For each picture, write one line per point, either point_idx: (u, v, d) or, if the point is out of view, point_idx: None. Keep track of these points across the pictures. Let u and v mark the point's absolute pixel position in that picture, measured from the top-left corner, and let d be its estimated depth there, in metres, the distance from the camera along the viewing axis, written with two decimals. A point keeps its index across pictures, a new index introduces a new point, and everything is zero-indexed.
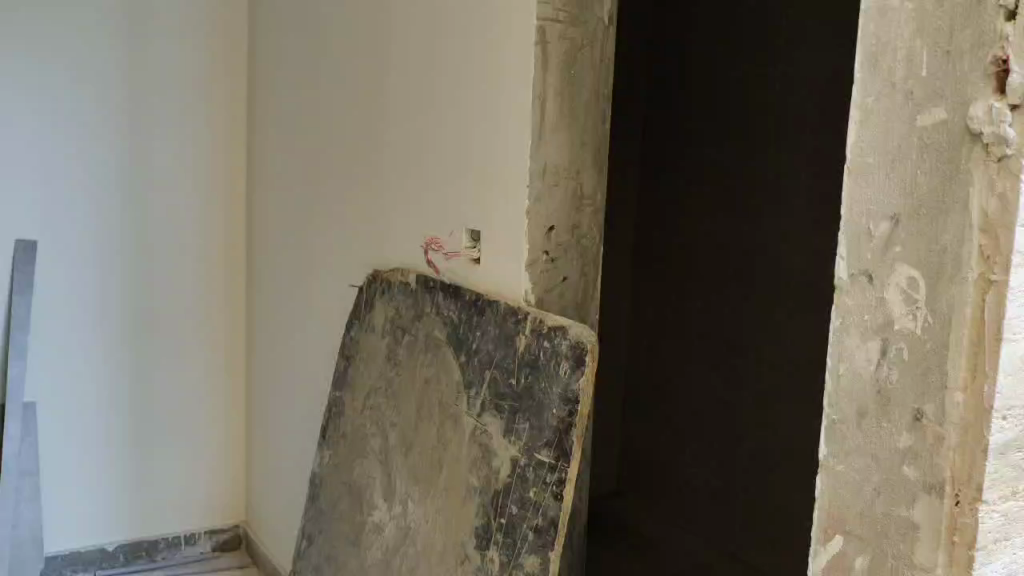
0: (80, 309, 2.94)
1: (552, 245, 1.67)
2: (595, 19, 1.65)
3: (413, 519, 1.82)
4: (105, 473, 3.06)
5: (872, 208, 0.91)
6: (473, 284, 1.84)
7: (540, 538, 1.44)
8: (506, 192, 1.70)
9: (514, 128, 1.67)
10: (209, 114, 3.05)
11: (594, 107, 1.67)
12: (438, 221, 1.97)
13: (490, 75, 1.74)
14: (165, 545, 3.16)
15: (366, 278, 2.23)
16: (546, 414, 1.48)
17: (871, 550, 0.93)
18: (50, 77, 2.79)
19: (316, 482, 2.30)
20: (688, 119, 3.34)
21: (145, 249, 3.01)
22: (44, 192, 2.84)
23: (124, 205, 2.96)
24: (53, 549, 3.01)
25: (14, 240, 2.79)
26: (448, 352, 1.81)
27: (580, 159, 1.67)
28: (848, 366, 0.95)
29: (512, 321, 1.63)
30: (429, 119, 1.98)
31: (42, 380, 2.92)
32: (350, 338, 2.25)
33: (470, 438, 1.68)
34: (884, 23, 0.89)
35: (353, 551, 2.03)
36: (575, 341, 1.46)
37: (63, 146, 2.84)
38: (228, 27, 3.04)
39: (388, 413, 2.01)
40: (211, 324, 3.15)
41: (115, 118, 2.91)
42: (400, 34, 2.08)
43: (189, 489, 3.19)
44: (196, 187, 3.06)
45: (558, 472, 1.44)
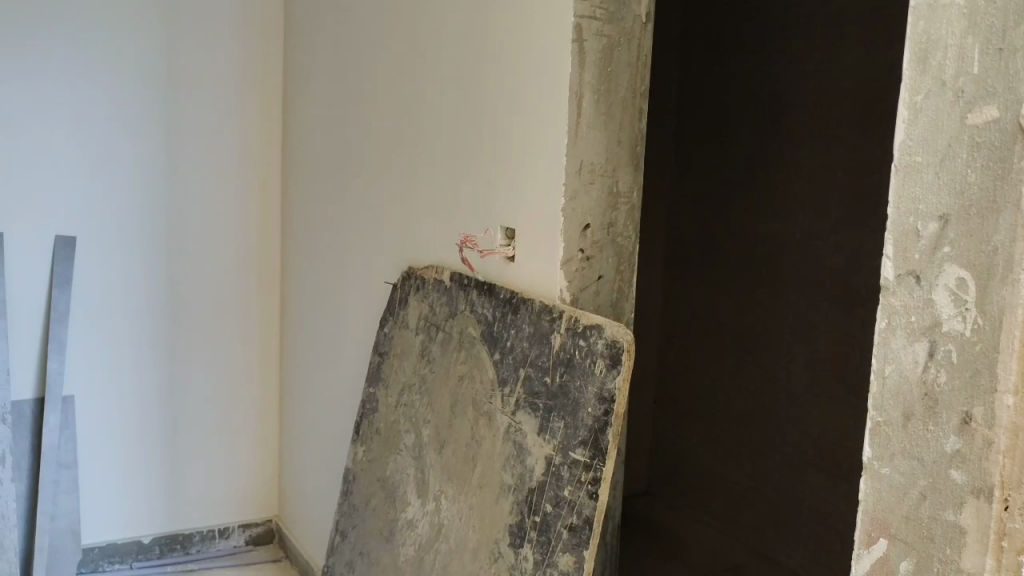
0: (118, 304, 2.97)
1: (587, 243, 1.66)
2: (632, 17, 1.64)
3: (446, 516, 1.83)
4: (140, 467, 3.09)
5: (920, 208, 0.90)
6: (506, 282, 1.84)
7: (575, 537, 1.44)
8: (541, 190, 1.70)
9: (550, 126, 1.66)
10: (245, 111, 3.08)
11: (631, 105, 1.67)
12: (472, 218, 1.97)
13: (526, 73, 1.74)
14: (199, 538, 3.20)
15: (400, 276, 2.24)
16: (582, 413, 1.48)
17: (917, 554, 0.92)
18: (93, 75, 2.83)
19: (349, 477, 2.32)
20: (722, 118, 3.31)
21: (181, 245, 3.04)
22: (84, 188, 2.86)
23: (161, 201, 2.99)
24: (91, 541, 3.04)
25: (54, 236, 2.83)
26: (482, 350, 1.81)
27: (616, 157, 1.66)
28: (895, 367, 0.94)
29: (548, 319, 1.63)
30: (463, 117, 1.98)
31: (80, 374, 2.95)
32: (384, 334, 2.26)
33: (504, 436, 1.69)
34: (935, 21, 0.88)
35: (385, 547, 2.04)
36: (610, 339, 1.45)
37: (102, 142, 2.87)
38: (263, 26, 3.06)
39: (422, 409, 2.02)
40: (245, 320, 3.18)
41: (153, 116, 2.94)
42: (435, 33, 2.09)
43: (222, 483, 3.23)
44: (232, 184, 3.09)
45: (593, 470, 1.43)
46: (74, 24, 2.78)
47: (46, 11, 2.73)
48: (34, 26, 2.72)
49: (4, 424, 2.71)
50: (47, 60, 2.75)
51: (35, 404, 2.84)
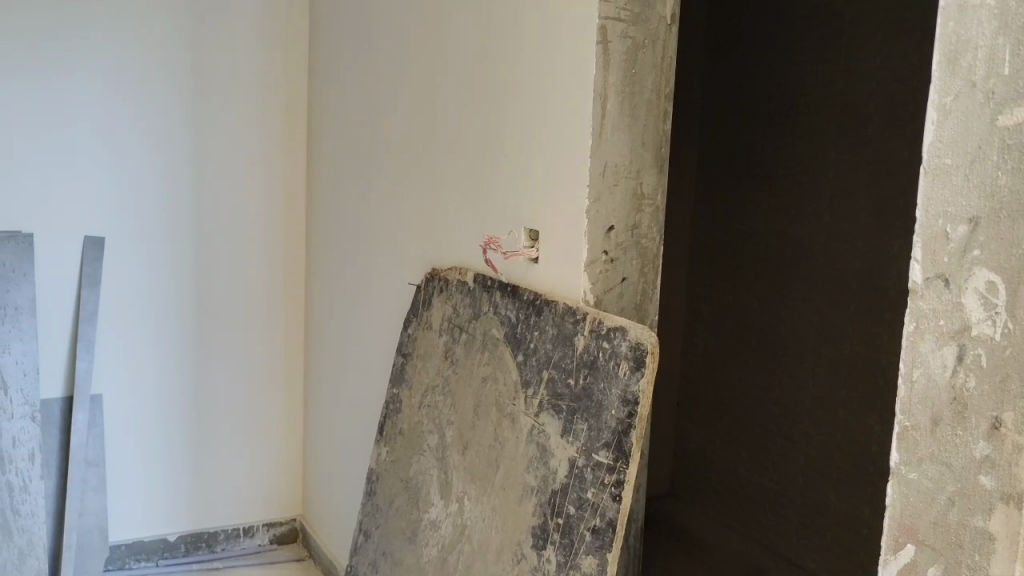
0: (145, 304, 3.00)
1: (611, 245, 1.66)
2: (657, 18, 1.64)
3: (469, 517, 1.83)
4: (167, 465, 3.12)
5: (950, 210, 0.89)
6: (530, 284, 1.84)
7: (598, 539, 1.44)
8: (565, 192, 1.70)
9: (574, 128, 1.66)
10: (270, 113, 3.10)
11: (655, 106, 1.67)
12: (496, 220, 1.97)
13: (551, 75, 1.74)
14: (224, 536, 3.22)
15: (424, 277, 2.25)
16: (605, 415, 1.48)
17: (945, 561, 0.91)
18: (122, 77, 2.86)
19: (372, 477, 2.33)
20: (745, 119, 3.30)
21: (207, 246, 3.07)
22: (113, 189, 2.90)
23: (188, 203, 3.02)
24: (119, 538, 3.07)
25: (83, 237, 2.87)
26: (506, 352, 1.81)
27: (640, 159, 1.66)
28: (922, 372, 0.93)
29: (571, 320, 1.62)
30: (486, 120, 1.99)
31: (107, 373, 2.98)
32: (407, 335, 2.27)
33: (527, 437, 1.69)
34: (964, 21, 0.87)
35: (409, 548, 2.05)
36: (634, 341, 1.45)
37: (130, 144, 2.90)
38: (290, 28, 3.09)
39: (445, 410, 2.02)
40: (270, 320, 3.21)
41: (180, 117, 2.96)
42: (459, 34, 2.09)
43: (247, 482, 3.25)
44: (258, 186, 3.12)
45: (617, 473, 1.43)
46: (102, 26, 2.81)
47: (76, 14, 2.76)
48: (64, 29, 2.76)
49: (33, 423, 2.74)
50: (76, 62, 2.79)
51: (64, 402, 2.87)
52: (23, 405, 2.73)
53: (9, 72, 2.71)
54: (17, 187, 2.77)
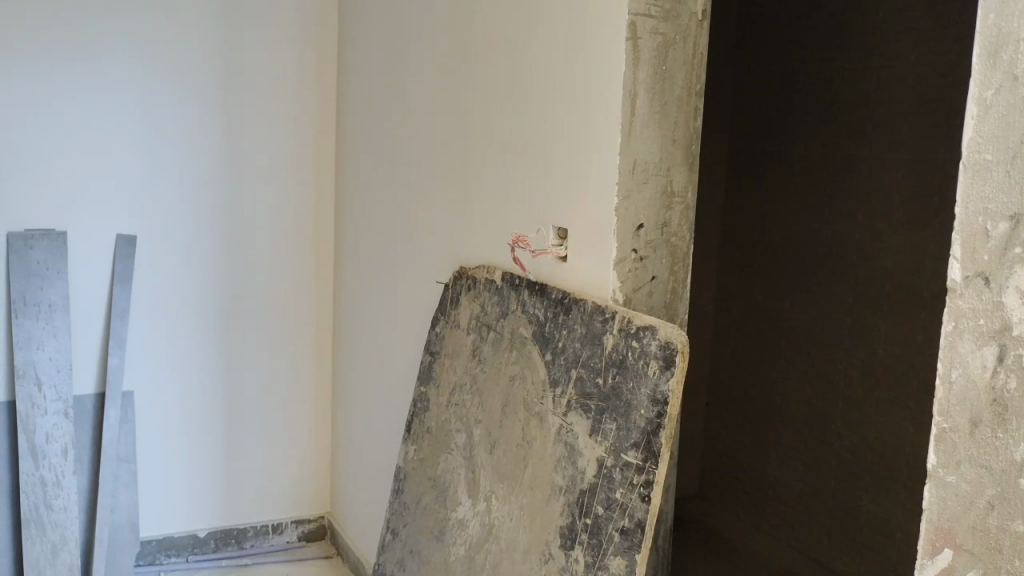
0: (175, 302, 3.02)
1: (641, 244, 1.65)
2: (687, 14, 1.62)
3: (497, 516, 1.82)
4: (196, 461, 3.15)
5: (990, 207, 0.87)
6: (558, 282, 1.83)
7: (627, 540, 1.42)
8: (594, 190, 1.69)
9: (603, 124, 1.65)
10: (300, 112, 3.11)
11: (687, 103, 1.65)
12: (524, 218, 1.96)
13: (580, 73, 1.72)
14: (253, 533, 3.24)
15: (452, 275, 2.24)
16: (634, 414, 1.47)
17: (983, 564, 0.89)
18: (154, 77, 2.88)
19: (400, 475, 2.33)
20: (777, 117, 3.27)
21: (237, 244, 3.09)
22: (145, 188, 2.92)
23: (218, 201, 3.04)
24: (150, 533, 3.10)
25: (115, 235, 2.89)
26: (534, 351, 1.80)
27: (671, 157, 1.65)
28: (961, 372, 0.91)
29: (600, 319, 1.61)
30: (515, 120, 1.98)
31: (139, 370, 3.01)
32: (435, 334, 2.27)
33: (555, 437, 1.67)
34: (1005, 13, 0.84)
35: (436, 547, 2.04)
36: (664, 340, 1.44)
37: (160, 142, 2.92)
38: (319, 28, 3.10)
39: (473, 409, 2.02)
40: (299, 318, 3.22)
41: (211, 116, 2.98)
42: (487, 32, 2.09)
43: (275, 479, 3.27)
44: (287, 185, 3.13)
45: (646, 473, 1.42)
46: (133, 26, 2.83)
47: (108, 14, 2.79)
48: (95, 29, 2.78)
49: (65, 419, 2.78)
50: (108, 61, 2.82)
51: (96, 398, 2.90)
52: (56, 401, 2.77)
53: (42, 71, 2.74)
54: (50, 186, 2.79)
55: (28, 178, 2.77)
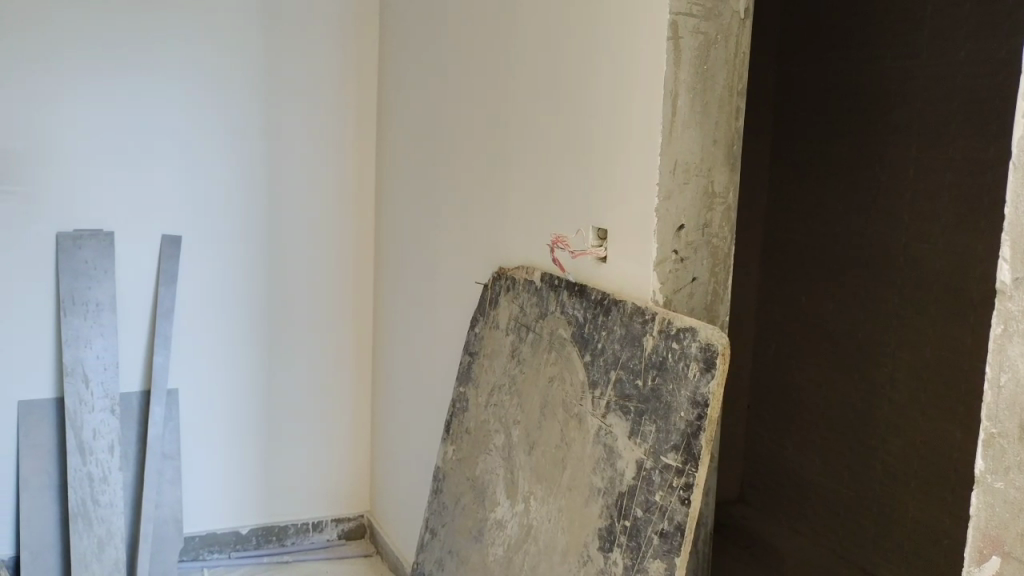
0: (217, 302, 3.07)
1: (681, 244, 1.64)
2: (729, 12, 1.61)
3: (536, 517, 1.82)
4: (238, 459, 3.19)
5: None
6: (598, 283, 1.82)
7: (666, 543, 1.42)
8: (635, 190, 1.68)
9: (643, 125, 1.64)
10: (341, 114, 3.14)
11: (728, 102, 1.64)
12: (564, 219, 1.96)
13: (620, 73, 1.72)
14: (294, 530, 3.27)
15: (491, 276, 2.25)
16: (674, 417, 1.46)
17: None
18: (199, 79, 2.93)
19: (439, 475, 2.34)
20: (821, 117, 3.23)
21: (279, 245, 3.12)
22: (189, 190, 2.97)
23: (261, 203, 3.07)
24: (193, 530, 3.15)
25: (160, 236, 2.94)
26: (574, 352, 1.80)
27: (712, 157, 1.64)
28: (1011, 377, 0.89)
29: (640, 320, 1.60)
30: (554, 121, 1.98)
31: (183, 368, 3.06)
32: (474, 334, 2.27)
33: (594, 438, 1.67)
34: None
35: (475, 547, 2.05)
36: (705, 342, 1.43)
37: (205, 144, 2.97)
38: (360, 29, 3.12)
39: (512, 410, 2.02)
40: (339, 318, 3.25)
41: (254, 118, 3.02)
42: (526, 33, 2.09)
43: (316, 477, 3.31)
44: (328, 186, 3.16)
45: (686, 476, 1.41)
46: (175, 29, 2.88)
47: (150, 17, 2.84)
48: (138, 32, 2.83)
49: (113, 415, 2.84)
50: (150, 63, 2.86)
51: (141, 396, 2.96)
52: (103, 398, 2.83)
53: (86, 74, 2.79)
54: (98, 187, 2.85)
55: (76, 179, 2.82)
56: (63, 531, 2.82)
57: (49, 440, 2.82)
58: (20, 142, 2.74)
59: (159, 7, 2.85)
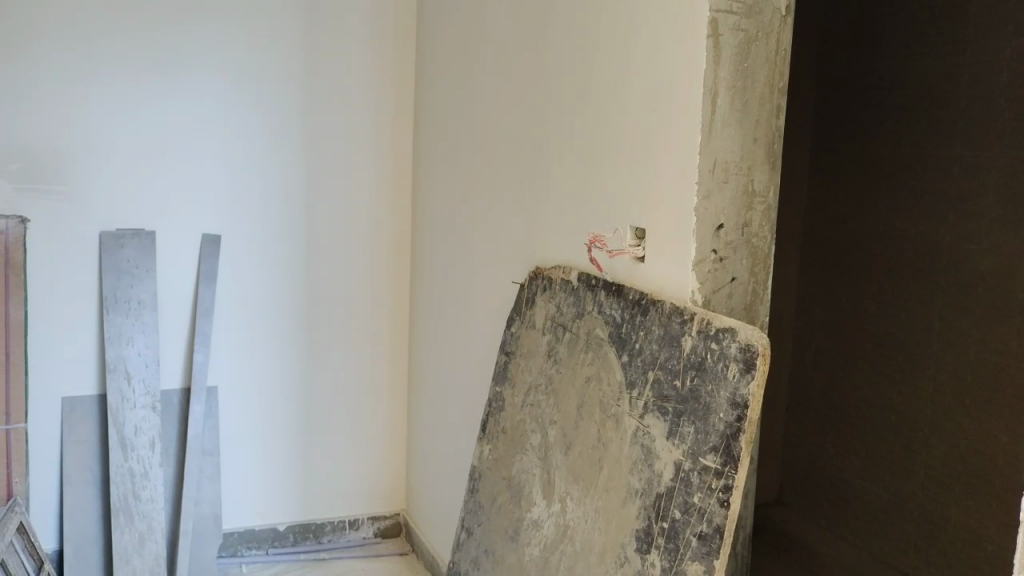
0: (255, 300, 3.09)
1: (721, 244, 1.62)
2: (770, 10, 1.59)
3: (572, 517, 1.82)
4: (275, 456, 3.21)
5: None
6: (635, 283, 1.81)
7: (705, 546, 1.41)
8: (674, 189, 1.66)
9: (682, 123, 1.63)
10: (378, 113, 3.16)
11: (769, 100, 1.62)
12: (601, 218, 1.95)
13: (658, 71, 1.70)
14: (331, 527, 3.30)
15: (527, 276, 2.24)
16: (713, 418, 1.45)
17: None
18: (240, 80, 2.96)
19: (475, 474, 2.34)
20: (863, 115, 3.18)
21: (317, 244, 3.14)
22: (229, 189, 3.00)
23: (298, 202, 3.10)
24: (232, 526, 3.18)
25: (200, 235, 2.98)
26: (611, 353, 1.79)
27: (752, 156, 1.62)
28: None
29: (678, 320, 1.59)
30: (592, 119, 1.97)
31: (222, 366, 3.09)
32: (511, 334, 2.27)
33: (632, 438, 1.66)
34: None
35: (511, 546, 2.05)
36: (744, 343, 1.41)
37: (244, 144, 2.99)
38: (398, 29, 3.14)
39: (549, 410, 2.01)
40: (375, 317, 3.27)
41: (291, 118, 3.04)
42: (563, 31, 2.09)
43: (352, 475, 3.33)
44: (365, 186, 3.18)
45: (725, 478, 1.40)
46: (215, 31, 2.91)
47: (189, 19, 2.87)
48: (177, 34, 2.87)
49: (153, 413, 2.87)
50: (189, 64, 2.89)
51: (181, 393, 3.00)
52: (144, 395, 2.86)
53: (127, 76, 2.83)
54: (140, 187, 2.89)
55: (119, 180, 2.86)
56: (105, 526, 2.86)
57: (91, 436, 2.87)
58: (65, 143, 2.78)
59: (198, 9, 2.88)
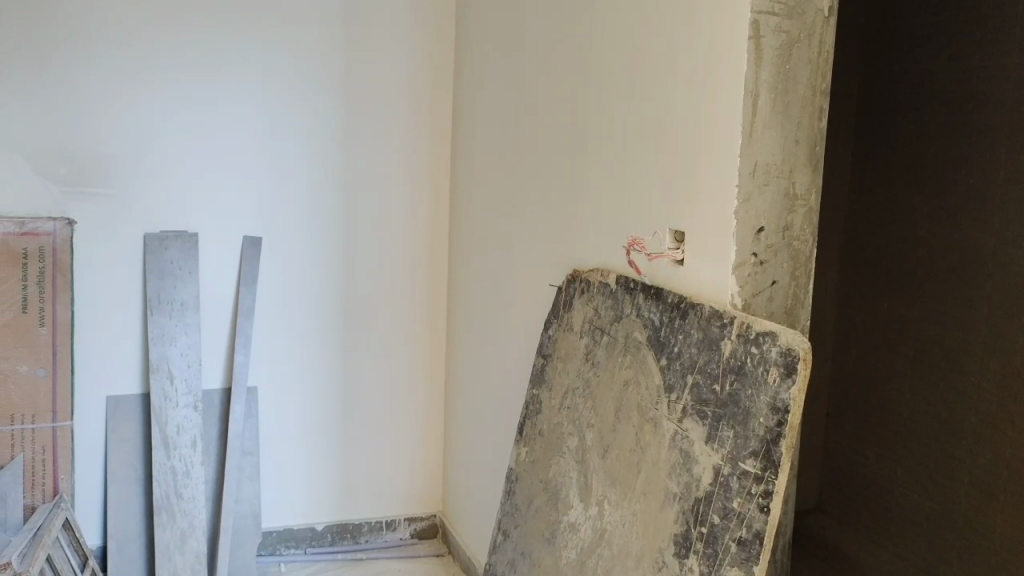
0: (295, 302, 3.13)
1: (761, 247, 1.61)
2: (813, 11, 1.58)
3: (610, 521, 1.81)
4: (312, 456, 3.24)
5: None
6: (674, 286, 1.80)
7: (744, 551, 1.40)
8: (713, 192, 1.65)
9: (722, 125, 1.62)
10: (417, 116, 3.18)
11: (811, 102, 1.60)
12: (640, 221, 1.94)
13: (699, 73, 1.70)
14: (368, 528, 3.32)
15: (565, 278, 2.24)
16: (752, 422, 1.44)
17: None
18: (282, 84, 3.00)
19: (512, 476, 2.34)
20: (906, 117, 3.14)
21: (355, 246, 3.17)
22: (270, 191, 3.03)
23: (337, 205, 3.13)
24: (271, 525, 3.22)
25: (242, 237, 3.02)
26: (649, 356, 1.78)
27: (793, 158, 1.61)
28: None
29: (717, 324, 1.58)
30: (631, 120, 1.97)
31: (262, 366, 3.12)
32: (548, 337, 2.27)
33: (670, 442, 1.65)
34: None
35: (548, 549, 2.04)
36: (785, 347, 1.40)
37: (285, 147, 3.03)
38: (436, 32, 3.16)
39: (586, 412, 2.01)
40: (414, 319, 3.29)
41: (331, 121, 3.08)
42: (603, 33, 2.09)
43: (390, 476, 3.35)
44: (403, 188, 3.20)
45: (765, 483, 1.39)
46: (245, 32, 2.94)
47: (195, 20, 2.87)
48: (193, 36, 2.88)
49: (195, 412, 2.92)
50: (229, 69, 2.93)
51: (222, 393, 3.04)
52: (187, 394, 2.91)
53: (172, 80, 2.88)
54: (184, 190, 2.94)
55: (163, 182, 2.91)
56: (148, 523, 2.91)
57: (134, 434, 2.92)
58: (112, 146, 2.84)
59: (207, 11, 2.88)
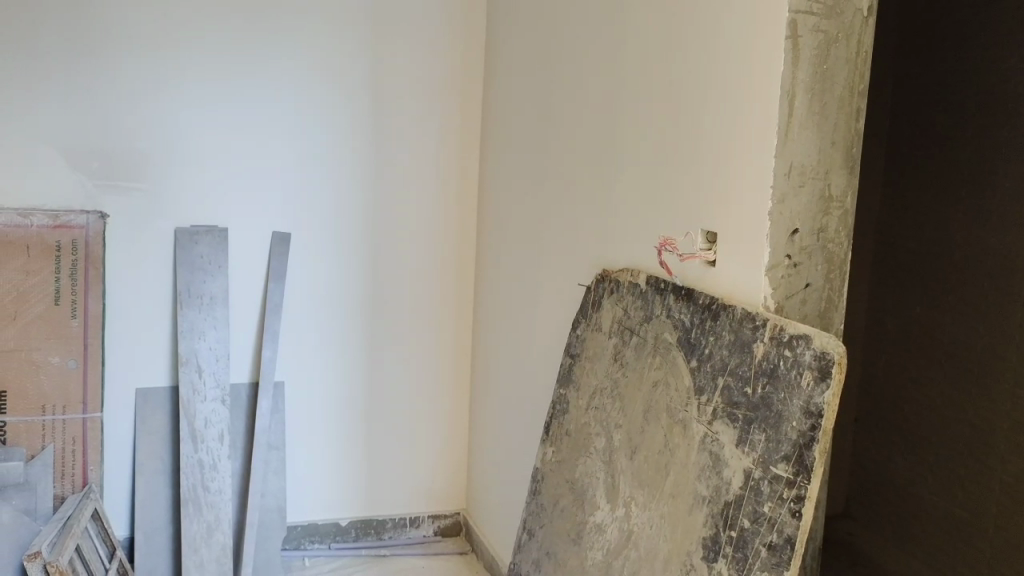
0: (322, 298, 3.14)
1: (795, 249, 1.59)
2: (852, 10, 1.56)
3: (637, 522, 1.80)
4: (337, 452, 3.25)
5: None
6: (706, 288, 1.78)
7: (775, 556, 1.38)
8: (748, 193, 1.63)
9: (758, 125, 1.60)
10: (446, 114, 3.18)
11: (849, 103, 1.58)
12: (673, 221, 1.92)
13: (734, 73, 1.68)
14: (392, 524, 3.33)
15: (594, 278, 2.23)
16: (785, 426, 1.42)
17: None
18: (313, 80, 3.01)
19: (538, 476, 2.33)
20: (941, 119, 3.10)
21: (383, 243, 3.18)
22: (299, 187, 3.04)
23: (366, 202, 3.13)
24: (296, 520, 3.23)
25: (271, 232, 3.03)
26: (679, 358, 1.76)
27: (830, 159, 1.59)
28: None
29: (750, 327, 1.56)
30: (664, 120, 1.95)
31: (289, 361, 3.14)
32: (576, 336, 2.26)
33: (700, 445, 1.63)
34: None
35: (574, 550, 2.03)
36: (820, 351, 1.38)
37: (314, 143, 3.04)
38: (467, 30, 3.16)
39: (614, 413, 2.00)
40: (440, 316, 3.29)
41: (360, 119, 3.08)
42: (636, 31, 2.07)
43: (414, 473, 3.36)
44: (432, 185, 3.20)
45: (798, 488, 1.37)
46: (276, 29, 2.94)
47: (213, 17, 2.87)
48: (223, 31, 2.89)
49: (223, 406, 2.93)
50: (259, 65, 2.94)
51: (250, 387, 3.05)
52: (214, 388, 2.92)
53: (204, 76, 2.89)
54: (215, 185, 2.95)
55: (194, 177, 2.93)
56: (174, 515, 2.93)
57: (162, 427, 2.94)
58: (143, 141, 2.86)
59: (239, 7, 2.90)
